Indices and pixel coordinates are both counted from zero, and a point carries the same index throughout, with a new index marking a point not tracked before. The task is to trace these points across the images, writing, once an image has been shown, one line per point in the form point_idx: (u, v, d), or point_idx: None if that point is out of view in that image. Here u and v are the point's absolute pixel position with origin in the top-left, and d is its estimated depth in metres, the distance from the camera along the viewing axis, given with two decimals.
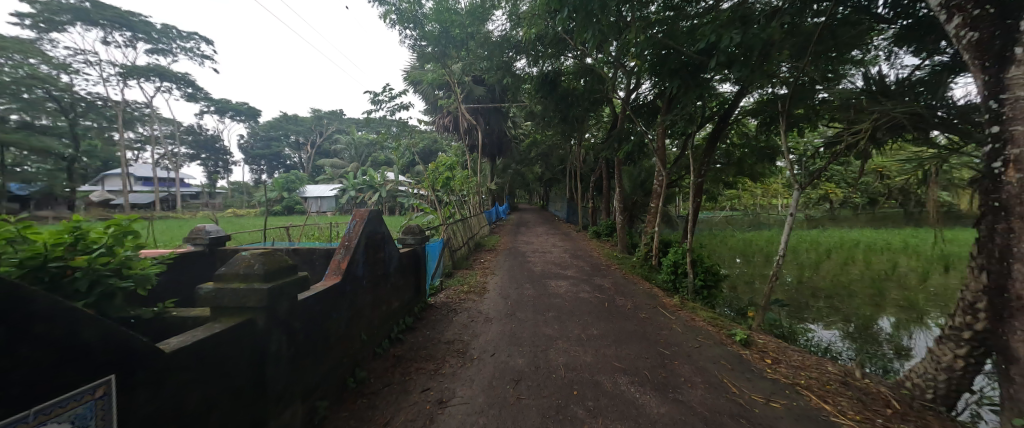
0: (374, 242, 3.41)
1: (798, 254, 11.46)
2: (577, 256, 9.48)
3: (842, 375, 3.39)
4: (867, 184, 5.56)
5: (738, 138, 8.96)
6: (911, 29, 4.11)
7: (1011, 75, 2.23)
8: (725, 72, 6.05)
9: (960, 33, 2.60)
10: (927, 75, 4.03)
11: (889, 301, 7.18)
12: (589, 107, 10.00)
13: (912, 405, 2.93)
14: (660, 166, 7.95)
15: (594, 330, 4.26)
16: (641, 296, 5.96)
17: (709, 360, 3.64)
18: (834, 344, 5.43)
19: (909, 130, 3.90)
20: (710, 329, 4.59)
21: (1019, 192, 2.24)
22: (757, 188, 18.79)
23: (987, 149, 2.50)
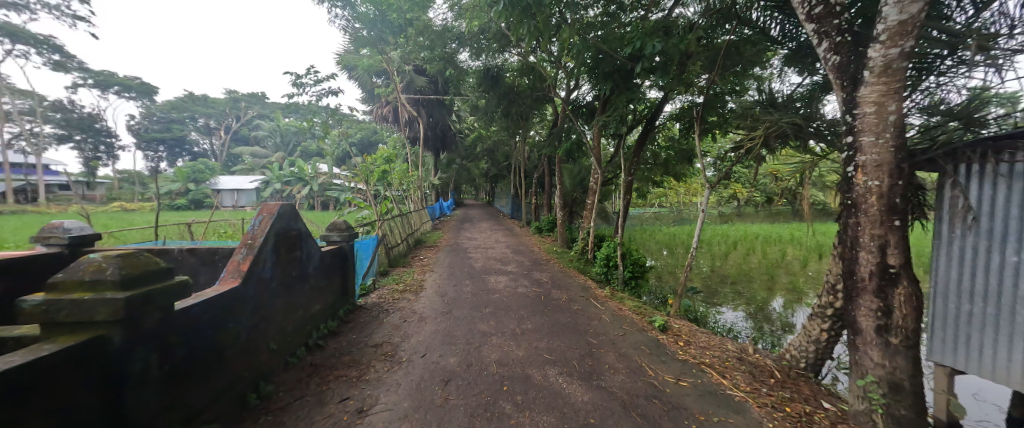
0: (287, 240, 3.08)
1: (712, 246, 12.92)
2: (519, 251, 9.58)
3: (738, 352, 3.88)
4: (764, 186, 6.43)
5: (664, 140, 9.76)
6: (797, 51, 4.77)
7: (862, 95, 2.71)
8: (651, 78, 6.53)
9: (826, 55, 3.08)
10: (806, 93, 4.73)
11: (779, 285, 8.43)
12: (531, 104, 10.15)
13: (790, 374, 3.45)
14: (596, 165, 8.33)
15: (528, 324, 4.34)
16: (576, 289, 6.23)
17: (632, 346, 3.91)
18: (737, 324, 6.22)
19: (792, 139, 4.55)
20: (634, 317, 4.95)
21: (865, 192, 2.72)
22: (680, 185, 20.80)
23: (843, 157, 2.98)
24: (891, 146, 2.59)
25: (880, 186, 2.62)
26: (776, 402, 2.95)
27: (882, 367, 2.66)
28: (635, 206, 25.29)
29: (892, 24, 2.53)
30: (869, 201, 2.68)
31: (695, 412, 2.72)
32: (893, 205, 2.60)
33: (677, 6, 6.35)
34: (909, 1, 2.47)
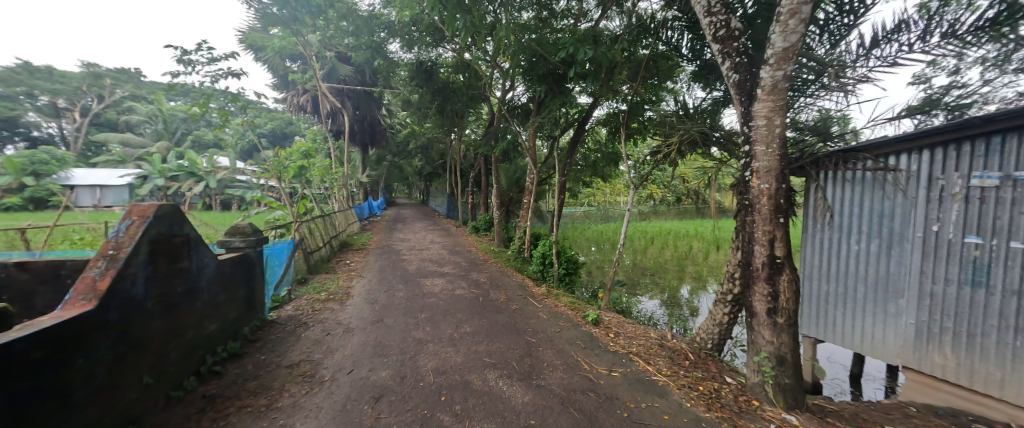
0: (168, 249, 2.52)
1: (634, 241, 14.15)
2: (456, 252, 9.35)
3: (659, 339, 4.25)
4: (677, 188, 7.20)
5: (593, 144, 10.38)
6: (703, 69, 5.41)
7: (756, 109, 3.12)
8: (582, 84, 6.87)
9: (729, 73, 3.50)
10: (709, 105, 5.39)
11: (688, 274, 9.56)
12: (467, 102, 9.98)
13: (700, 355, 3.89)
14: (532, 165, 8.47)
15: (466, 327, 4.22)
16: (514, 288, 6.27)
17: (568, 342, 4.04)
18: (656, 312, 6.86)
19: (699, 147, 5.15)
20: (570, 312, 5.14)
21: (758, 194, 3.13)
22: (606, 186, 22.39)
23: (741, 163, 3.42)
24: (775, 154, 3.04)
25: (769, 189, 3.04)
26: (691, 383, 3.28)
27: (772, 344, 3.09)
28: (567, 205, 26.58)
29: (779, 49, 2.95)
30: (760, 202, 3.10)
31: (625, 400, 2.89)
32: (779, 205, 3.05)
33: (604, 18, 6.76)
34: (789, 32, 2.90)
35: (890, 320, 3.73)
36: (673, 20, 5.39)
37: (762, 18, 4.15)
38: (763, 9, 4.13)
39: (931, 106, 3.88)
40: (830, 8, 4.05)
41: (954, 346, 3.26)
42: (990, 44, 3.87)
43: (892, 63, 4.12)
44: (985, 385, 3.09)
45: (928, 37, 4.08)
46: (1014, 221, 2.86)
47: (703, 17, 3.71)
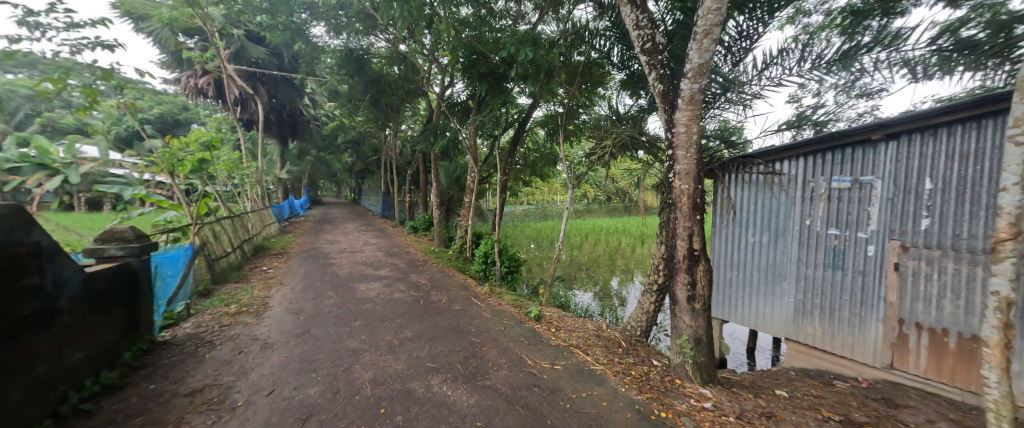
0: (5, 261, 1.95)
1: (571, 238, 14.86)
2: (392, 254, 8.87)
3: (596, 330, 4.50)
4: (609, 188, 7.71)
5: (532, 144, 10.64)
6: (631, 78, 5.85)
7: (679, 118, 3.44)
8: (522, 84, 6.98)
9: (655, 83, 3.81)
10: (636, 112, 5.85)
11: (618, 268, 10.33)
12: (403, 96, 9.49)
13: (631, 342, 4.21)
14: (473, 164, 8.36)
15: (406, 332, 4.01)
16: (455, 288, 6.14)
17: (511, 339, 4.07)
18: (591, 304, 7.29)
19: (628, 150, 5.56)
20: (512, 310, 5.18)
21: (680, 194, 3.46)
22: (544, 184, 23.17)
23: (665, 166, 3.74)
24: (693, 159, 3.38)
25: (689, 189, 3.38)
26: (625, 369, 3.53)
27: (691, 328, 3.44)
28: (507, 204, 26.92)
29: (696, 64, 3.28)
30: (681, 201, 3.42)
31: (568, 392, 3.00)
32: (696, 203, 3.40)
33: (541, 22, 6.94)
34: (704, 50, 3.24)
35: (778, 301, 4.55)
36: (605, 30, 5.73)
37: (680, 36, 4.61)
38: (680, 27, 4.60)
39: (801, 122, 4.69)
40: (732, 32, 4.65)
41: (820, 316, 4.14)
42: (842, 74, 4.80)
43: (777, 83, 4.87)
44: (839, 345, 4.00)
45: (801, 64, 4.92)
46: (860, 218, 3.78)
47: (633, 30, 3.99)
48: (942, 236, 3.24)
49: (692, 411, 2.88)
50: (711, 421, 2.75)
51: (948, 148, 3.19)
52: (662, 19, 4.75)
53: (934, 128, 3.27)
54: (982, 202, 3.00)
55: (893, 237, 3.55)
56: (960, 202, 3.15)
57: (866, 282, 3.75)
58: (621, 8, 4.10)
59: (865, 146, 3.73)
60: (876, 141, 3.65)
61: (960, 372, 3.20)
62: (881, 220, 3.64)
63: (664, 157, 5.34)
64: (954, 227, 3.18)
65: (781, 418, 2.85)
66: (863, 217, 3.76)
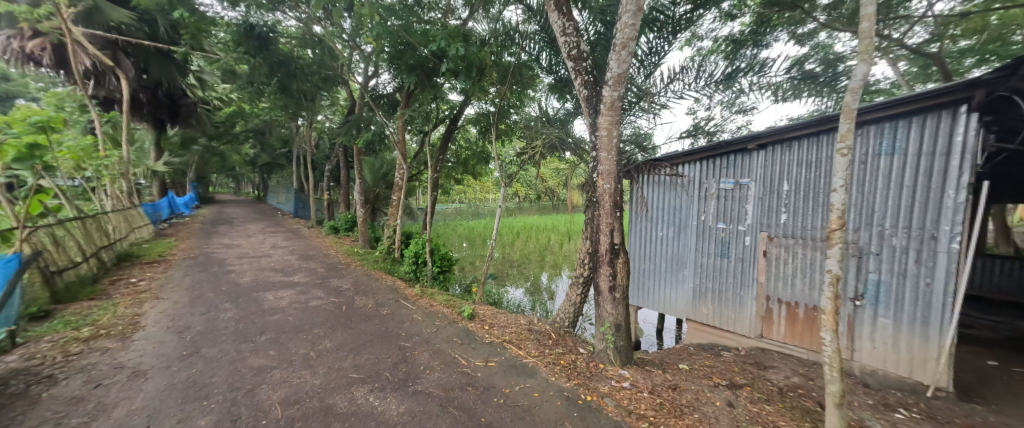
0: None
1: (503, 236, 15.06)
2: (308, 257, 7.99)
3: (528, 324, 4.63)
4: (539, 186, 8.01)
5: (464, 142, 10.54)
6: (558, 83, 6.14)
7: (602, 121, 3.68)
8: (452, 80, 6.84)
9: (581, 88, 4.04)
10: (564, 115, 6.16)
11: (547, 263, 10.80)
12: (319, 84, 8.59)
13: (560, 332, 4.43)
14: (402, 160, 7.91)
15: (325, 343, 3.64)
16: (383, 292, 5.78)
17: (444, 340, 3.98)
18: (522, 300, 7.50)
19: (556, 151, 5.83)
20: (445, 310, 5.06)
21: (603, 192, 3.70)
22: (475, 183, 23.10)
23: (590, 166, 3.98)
24: (614, 161, 3.66)
25: (611, 188, 3.64)
26: (555, 359, 3.69)
27: (612, 315, 3.72)
28: (438, 202, 26.29)
29: (615, 73, 3.54)
30: (604, 199, 3.67)
31: (502, 387, 3.03)
32: (617, 201, 3.68)
33: (472, 19, 6.89)
34: (622, 61, 3.51)
35: (681, 287, 5.20)
36: (533, 34, 5.93)
37: (601, 46, 4.96)
38: (601, 39, 4.96)
39: (697, 132, 5.41)
40: (644, 48, 5.16)
41: (712, 298, 4.85)
42: (727, 92, 5.66)
43: (679, 96, 5.54)
44: (725, 322, 4.72)
45: (697, 81, 5.67)
46: (740, 214, 4.50)
47: (560, 36, 4.17)
48: (796, 228, 4.01)
49: (613, 392, 3.13)
50: (630, 399, 3.03)
51: (798, 157, 3.96)
52: (586, 29, 5.07)
53: (789, 140, 4.04)
54: (819, 200, 3.80)
55: (763, 229, 4.30)
56: (806, 200, 3.92)
57: (744, 267, 4.49)
58: (549, 14, 4.26)
59: (743, 153, 4.45)
60: (751, 150, 4.38)
61: (806, 336, 4.02)
62: (754, 216, 4.38)
63: (588, 158, 5.71)
64: (803, 221, 3.95)
65: (684, 389, 3.25)
66: (742, 213, 4.48)
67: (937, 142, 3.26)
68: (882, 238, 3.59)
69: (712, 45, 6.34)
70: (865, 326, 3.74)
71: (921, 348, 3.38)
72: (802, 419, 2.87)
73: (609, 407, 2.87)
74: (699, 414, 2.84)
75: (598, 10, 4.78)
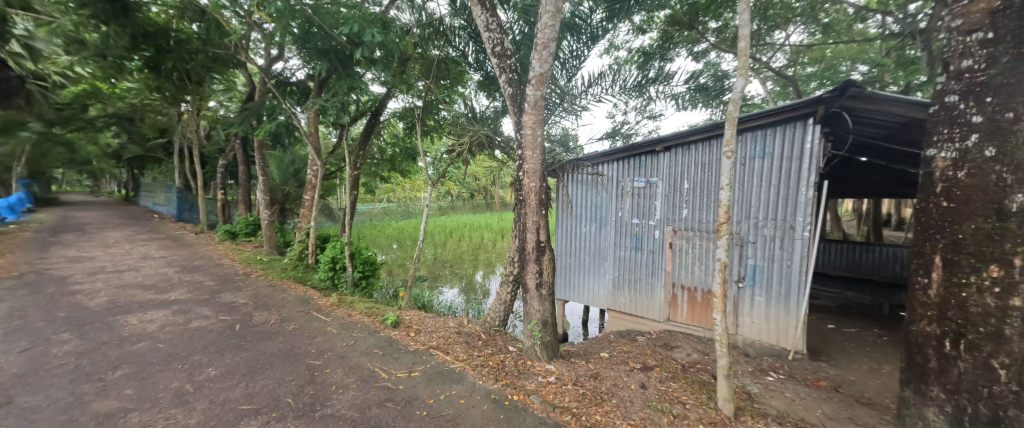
0: None
1: (434, 236, 14.58)
2: (195, 269, 6.76)
3: (457, 326, 4.50)
4: (468, 184, 7.88)
5: (390, 137, 9.95)
6: (486, 81, 6.04)
7: (526, 120, 3.70)
8: (373, 70, 6.35)
9: (507, 86, 4.02)
10: (492, 113, 6.11)
11: (480, 262, 10.74)
12: (207, 64, 7.30)
13: (490, 332, 4.40)
14: (315, 155, 7.11)
15: (209, 372, 3.07)
16: (291, 304, 5.13)
17: (362, 354, 3.66)
18: (455, 300, 7.36)
19: (485, 149, 5.76)
20: (366, 319, 4.69)
21: (529, 191, 3.73)
22: (404, 181, 22.00)
23: (517, 165, 3.99)
24: (538, 160, 3.70)
25: (536, 187, 3.68)
26: (483, 361, 3.64)
27: (539, 312, 3.77)
28: (363, 201, 24.46)
29: (538, 73, 3.58)
30: (530, 197, 3.70)
31: (425, 398, 2.89)
32: (543, 199, 3.74)
33: (394, 6, 6.47)
34: (544, 61, 3.57)
35: (602, 279, 5.54)
36: (459, 29, 5.74)
37: (525, 46, 5.04)
38: (526, 39, 5.02)
39: (615, 134, 5.79)
40: (566, 51, 5.36)
41: (628, 289, 5.25)
42: (640, 99, 6.18)
43: (598, 99, 5.86)
44: (640, 309, 5.15)
45: (613, 86, 6.08)
46: (650, 210, 4.94)
47: (483, 32, 4.10)
48: (694, 221, 4.53)
49: (540, 388, 3.19)
50: (555, 393, 3.11)
51: (695, 158, 4.48)
52: (511, 28, 5.09)
53: (688, 143, 4.53)
54: (711, 197, 4.34)
55: (669, 223, 4.77)
56: (702, 197, 4.45)
57: (654, 258, 4.95)
58: (471, 8, 4.17)
59: (652, 154, 4.88)
60: (658, 152, 4.83)
61: (703, 316, 4.57)
62: (661, 211, 4.84)
63: (516, 157, 5.75)
64: (699, 215, 4.48)
65: (605, 376, 3.45)
66: (652, 209, 4.93)
67: (794, 148, 3.93)
68: (757, 229, 4.23)
69: (626, 55, 6.89)
70: (746, 305, 4.38)
71: (785, 319, 4.07)
72: (700, 392, 3.24)
73: (535, 404, 2.91)
74: (617, 400, 3.03)
75: (522, 10, 4.82)
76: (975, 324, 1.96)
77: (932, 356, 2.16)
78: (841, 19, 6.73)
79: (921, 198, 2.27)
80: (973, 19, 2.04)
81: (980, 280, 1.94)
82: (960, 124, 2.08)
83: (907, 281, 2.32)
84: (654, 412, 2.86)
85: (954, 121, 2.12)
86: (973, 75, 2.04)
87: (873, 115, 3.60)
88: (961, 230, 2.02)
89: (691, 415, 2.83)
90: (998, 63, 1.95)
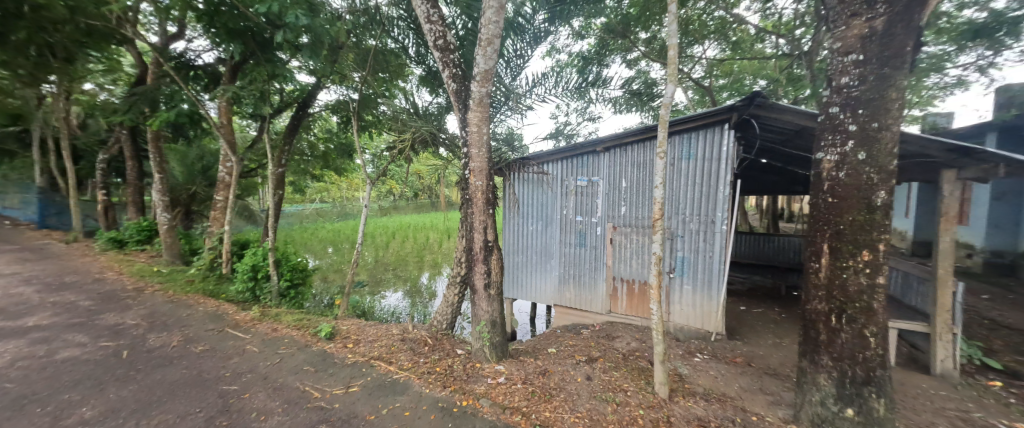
0: None
1: (375, 238, 13.76)
2: (67, 286, 5.54)
3: (401, 333, 4.26)
4: (411, 183, 7.53)
5: (322, 132, 9.14)
6: (429, 76, 5.73)
7: (471, 118, 3.60)
8: (299, 57, 5.74)
9: (450, 81, 3.88)
10: (435, 110, 5.86)
11: (425, 263, 10.37)
12: (79, 37, 6.01)
13: (436, 337, 4.24)
14: (230, 151, 6.25)
15: (83, 413, 2.50)
16: (201, 322, 4.44)
17: (290, 373, 3.28)
18: (398, 305, 7.00)
19: (428, 146, 5.54)
20: (295, 333, 4.23)
21: (475, 190, 3.63)
22: (340, 180, 20.46)
23: (461, 163, 3.87)
24: (484, 158, 3.62)
25: (482, 186, 3.60)
26: (430, 367, 3.48)
27: (488, 312, 3.71)
28: (291, 202, 22.24)
29: (482, 69, 3.51)
30: (476, 196, 3.60)
31: (366, 414, 2.67)
32: (490, 199, 3.67)
33: None
34: (488, 57, 3.50)
35: (548, 276, 5.66)
36: (398, 19, 5.38)
37: (468, 42, 4.93)
38: (469, 35, 4.92)
39: (558, 134, 5.93)
40: (510, 50, 5.36)
41: (573, 284, 5.43)
42: (581, 101, 6.40)
43: (542, 99, 5.95)
44: (584, 303, 5.35)
45: (556, 88, 6.23)
46: (592, 208, 5.15)
47: (424, 23, 3.92)
48: (631, 218, 4.81)
49: (489, 390, 3.13)
50: (505, 394, 3.08)
51: (632, 159, 4.75)
52: (454, 23, 4.96)
53: (625, 144, 4.80)
54: (646, 195, 4.64)
55: (609, 220, 5.02)
56: (638, 195, 4.75)
57: (597, 254, 5.17)
58: None
59: (593, 155, 5.08)
60: (598, 152, 5.04)
61: (640, 306, 4.89)
62: (602, 209, 5.07)
63: (462, 155, 5.59)
64: (636, 212, 4.77)
65: (552, 372, 3.51)
66: (594, 207, 5.14)
67: (714, 151, 4.36)
68: (685, 224, 4.62)
69: (567, 58, 7.10)
70: (676, 293, 4.77)
71: (708, 304, 4.51)
72: (639, 378, 3.44)
73: (485, 408, 2.85)
74: (564, 394, 3.09)
75: (464, 4, 4.70)
76: (854, 301, 2.35)
77: (822, 330, 2.51)
78: (746, 39, 7.69)
79: (811, 195, 2.61)
80: (849, 43, 2.41)
81: (857, 264, 2.33)
82: (841, 131, 2.43)
83: (803, 267, 2.65)
84: (599, 402, 2.97)
85: (836, 129, 2.46)
86: (850, 91, 2.39)
87: (775, 123, 4.12)
88: (842, 221, 2.38)
89: (632, 401, 2.98)
90: (867, 81, 2.32)
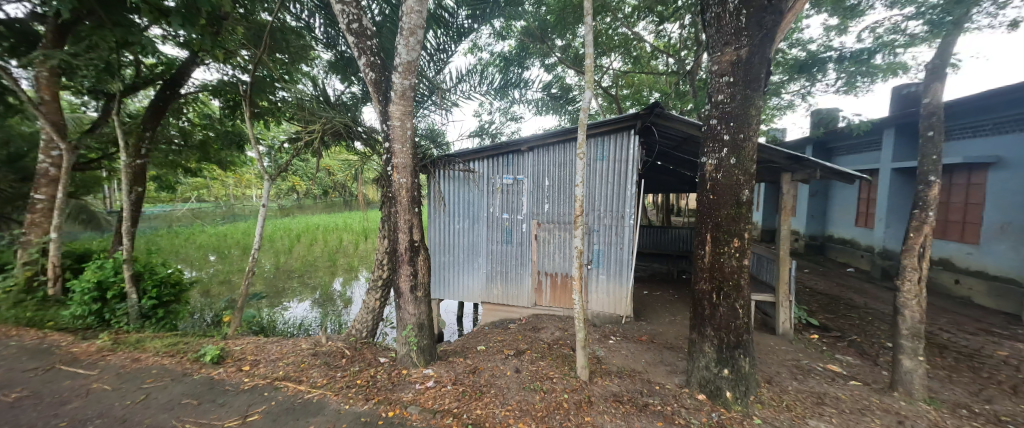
0: None
1: (275, 242, 12.05)
2: None
3: (312, 346, 3.80)
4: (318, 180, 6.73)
5: (199, 116, 7.62)
6: (341, 63, 5.18)
7: (393, 111, 3.37)
8: (167, 23, 4.68)
9: (368, 70, 3.57)
10: (350, 100, 5.32)
11: (339, 268, 9.44)
12: None
13: (355, 347, 3.89)
14: (59, 134, 4.79)
15: None
16: (15, 361, 3.32)
17: (161, 410, 2.68)
18: (307, 316, 6.26)
19: (342, 138, 5.04)
20: (168, 361, 3.47)
21: (399, 187, 3.41)
22: (226, 176, 17.36)
23: (383, 159, 3.58)
24: (407, 154, 3.42)
25: (408, 183, 3.40)
26: (349, 381, 3.18)
27: (415, 316, 3.53)
28: (154, 202, 18.02)
29: (405, 60, 3.31)
30: (401, 194, 3.39)
31: None
32: (415, 197, 3.48)
33: None
34: (411, 48, 3.31)
35: (476, 274, 5.65)
36: None
37: (387, 29, 4.62)
38: (387, 21, 4.62)
39: (483, 133, 5.95)
40: (432, 43, 5.17)
41: (500, 280, 5.52)
42: (504, 101, 6.50)
43: (466, 95, 5.88)
44: (511, 298, 5.48)
45: (480, 85, 6.23)
46: (518, 205, 5.29)
47: (335, 3, 3.57)
48: (554, 214, 5.09)
49: (418, 396, 3.00)
50: (434, 398, 2.98)
51: (555, 159, 5.03)
52: (370, 7, 4.59)
53: (548, 145, 5.04)
54: (568, 194, 4.96)
55: (534, 218, 5.22)
56: (560, 193, 5.04)
57: (523, 249, 5.33)
58: None
59: (518, 154, 5.22)
60: (523, 151, 5.19)
61: (562, 297, 5.22)
62: (528, 206, 5.25)
63: (381, 150, 5.20)
64: (559, 209, 5.06)
65: (482, 369, 3.51)
66: (520, 205, 5.29)
67: (623, 153, 4.88)
68: (601, 219, 5.05)
69: (489, 57, 7.12)
70: (593, 283, 5.19)
71: (620, 291, 5.03)
72: (563, 365, 3.66)
73: (414, 416, 2.73)
74: (495, 389, 3.13)
75: None
76: (728, 279, 2.86)
77: (706, 306, 2.98)
78: (644, 55, 8.71)
79: (697, 193, 3.08)
80: (723, 67, 2.89)
81: (731, 249, 2.84)
82: (718, 140, 2.91)
83: (693, 254, 3.10)
84: (529, 392, 3.08)
85: (715, 138, 2.94)
86: (725, 106, 2.88)
87: (670, 131, 4.75)
88: (719, 214, 2.88)
89: (558, 388, 3.15)
90: (735, 100, 2.82)
